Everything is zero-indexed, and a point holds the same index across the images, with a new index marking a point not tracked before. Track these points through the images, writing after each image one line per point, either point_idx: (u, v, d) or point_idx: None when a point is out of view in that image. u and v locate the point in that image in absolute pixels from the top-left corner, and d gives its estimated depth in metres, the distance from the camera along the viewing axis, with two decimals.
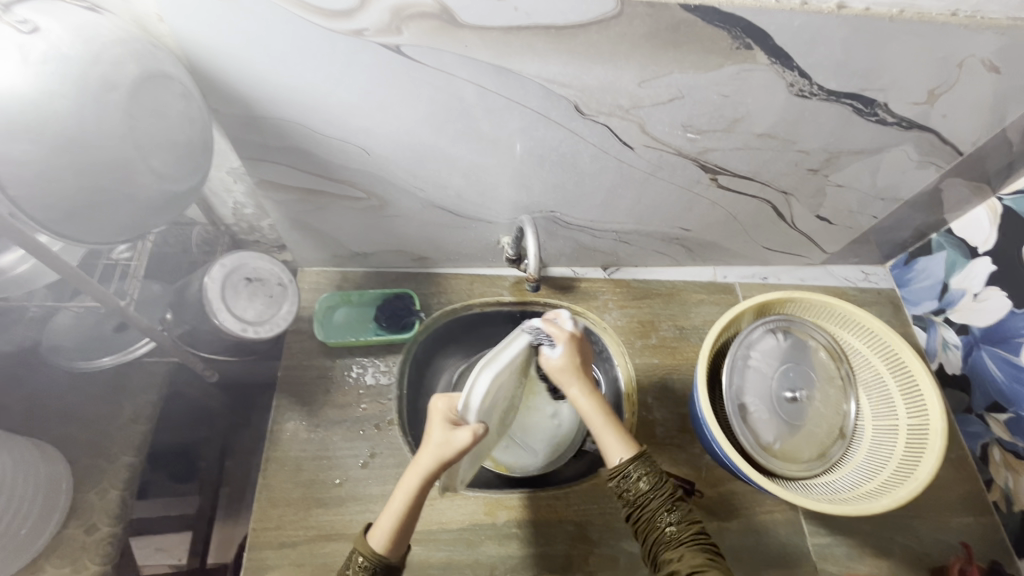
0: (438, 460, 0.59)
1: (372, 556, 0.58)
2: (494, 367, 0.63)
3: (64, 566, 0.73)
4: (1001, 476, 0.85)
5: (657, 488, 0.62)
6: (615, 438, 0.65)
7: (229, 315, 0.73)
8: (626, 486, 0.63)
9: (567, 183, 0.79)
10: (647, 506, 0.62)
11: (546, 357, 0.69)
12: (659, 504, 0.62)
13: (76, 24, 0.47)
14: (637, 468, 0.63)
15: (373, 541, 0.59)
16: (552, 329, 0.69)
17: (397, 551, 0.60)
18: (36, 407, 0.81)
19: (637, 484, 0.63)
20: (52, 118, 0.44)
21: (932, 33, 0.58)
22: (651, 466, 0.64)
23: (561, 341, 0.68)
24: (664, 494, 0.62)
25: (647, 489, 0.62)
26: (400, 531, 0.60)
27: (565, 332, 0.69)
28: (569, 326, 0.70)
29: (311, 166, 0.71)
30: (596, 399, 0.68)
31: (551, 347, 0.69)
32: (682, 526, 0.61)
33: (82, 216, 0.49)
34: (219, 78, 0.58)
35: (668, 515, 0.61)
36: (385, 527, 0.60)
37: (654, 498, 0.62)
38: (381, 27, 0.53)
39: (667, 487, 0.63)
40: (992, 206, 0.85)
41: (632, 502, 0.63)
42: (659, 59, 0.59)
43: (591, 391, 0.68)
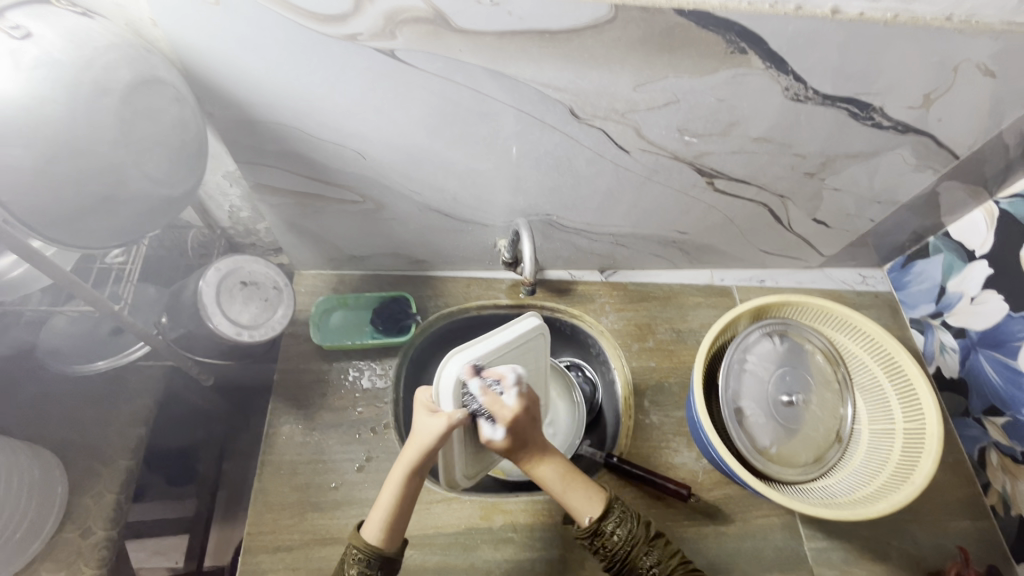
0: (422, 447, 0.62)
1: (367, 548, 0.60)
2: (467, 354, 0.63)
3: (59, 569, 0.73)
4: (998, 480, 0.85)
5: (631, 537, 0.63)
6: (578, 496, 0.65)
7: (224, 319, 0.73)
8: (600, 542, 0.63)
9: (563, 187, 0.79)
10: (626, 557, 0.63)
11: (488, 437, 0.62)
12: (638, 550, 0.63)
13: (67, 29, 0.47)
14: (608, 522, 0.63)
15: (366, 535, 0.61)
16: (493, 408, 0.61)
17: (392, 542, 0.61)
18: (32, 411, 0.81)
19: (611, 537, 0.63)
20: (43, 122, 0.44)
21: (927, 37, 0.58)
22: (620, 515, 0.64)
23: (503, 424, 0.61)
24: (640, 539, 0.63)
25: (621, 540, 0.63)
26: (394, 521, 0.61)
27: (506, 411, 0.61)
28: (510, 403, 0.61)
29: (306, 170, 0.71)
30: (551, 460, 0.66)
31: (491, 426, 0.61)
32: (664, 564, 0.62)
33: (75, 221, 0.49)
34: (214, 82, 0.58)
35: (648, 557, 0.62)
36: (378, 518, 0.61)
37: (630, 546, 0.63)
38: (375, 31, 0.53)
39: (641, 531, 0.64)
40: (989, 210, 0.85)
41: (608, 556, 0.63)
42: (654, 63, 0.59)
43: (544, 455, 0.65)
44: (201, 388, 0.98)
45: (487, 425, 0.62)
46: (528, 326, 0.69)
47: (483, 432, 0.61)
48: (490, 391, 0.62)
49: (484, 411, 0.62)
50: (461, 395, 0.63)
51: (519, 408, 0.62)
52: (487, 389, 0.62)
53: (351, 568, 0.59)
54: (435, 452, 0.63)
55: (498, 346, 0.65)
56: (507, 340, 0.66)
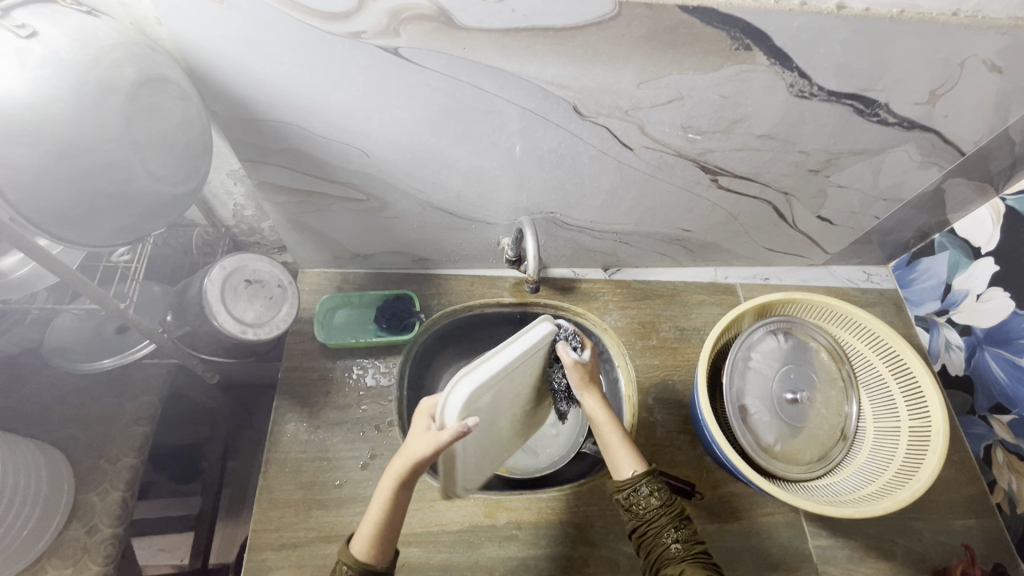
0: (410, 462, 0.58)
1: (354, 563, 0.58)
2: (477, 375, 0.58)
3: (65, 566, 0.73)
4: (1004, 479, 0.84)
5: (666, 506, 0.64)
6: (629, 446, 0.68)
7: (228, 317, 0.73)
8: (635, 499, 0.64)
9: (566, 184, 0.79)
10: (654, 521, 0.63)
11: (575, 358, 0.67)
12: (666, 521, 0.63)
13: (74, 28, 0.47)
14: (646, 484, 0.64)
15: (354, 549, 0.60)
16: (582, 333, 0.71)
17: (380, 557, 0.60)
18: (38, 409, 0.82)
19: (647, 498, 0.64)
20: (50, 122, 0.45)
21: (933, 32, 0.58)
22: (661, 484, 0.65)
23: (588, 346, 0.70)
24: (671, 513, 0.64)
25: (656, 504, 0.64)
26: (381, 535, 0.60)
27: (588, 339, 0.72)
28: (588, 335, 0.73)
29: (310, 168, 0.72)
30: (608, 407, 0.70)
31: (577, 349, 0.69)
32: (688, 544, 0.61)
33: (81, 219, 0.49)
34: (217, 80, 0.58)
35: (674, 532, 0.62)
36: (365, 532, 0.60)
37: (663, 513, 0.63)
38: (378, 29, 0.53)
39: (675, 506, 0.64)
40: (995, 206, 0.85)
41: (638, 516, 0.64)
42: (657, 60, 0.59)
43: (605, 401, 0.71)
44: (206, 386, 0.98)
45: (573, 349, 0.68)
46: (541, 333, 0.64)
47: (571, 350, 0.67)
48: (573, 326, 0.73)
49: (570, 336, 0.69)
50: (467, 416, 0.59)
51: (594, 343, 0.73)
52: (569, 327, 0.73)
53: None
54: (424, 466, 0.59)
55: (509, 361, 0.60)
56: (518, 354, 0.62)
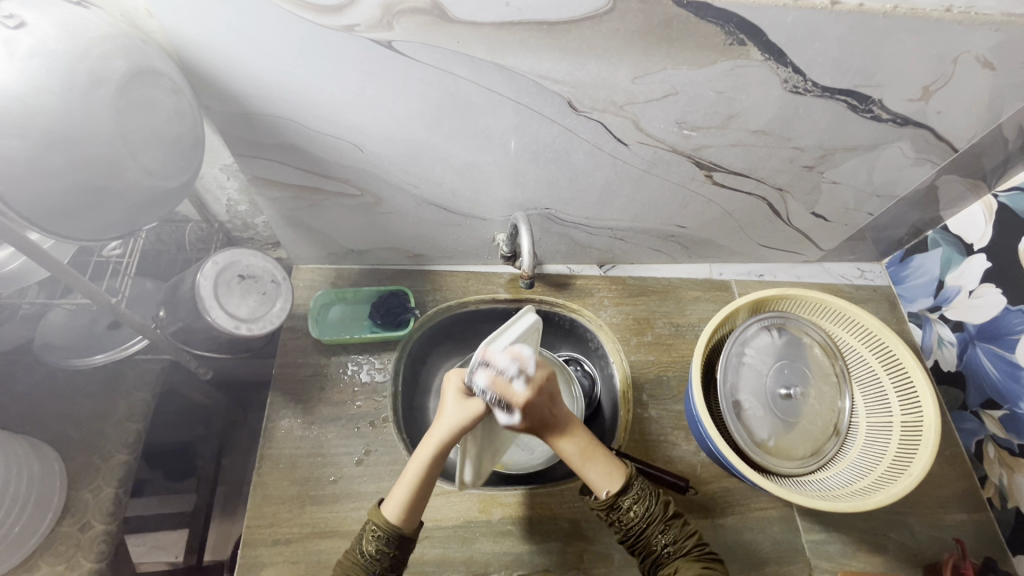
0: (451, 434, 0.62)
1: (386, 525, 0.61)
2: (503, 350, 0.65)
3: (58, 563, 0.73)
4: (995, 473, 0.85)
5: (648, 515, 0.64)
6: (596, 471, 0.65)
7: (221, 312, 0.72)
8: (618, 516, 0.65)
9: (561, 180, 0.78)
10: (640, 533, 0.64)
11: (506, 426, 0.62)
12: (653, 529, 0.64)
13: (63, 18, 0.46)
14: (625, 500, 0.64)
15: (386, 511, 0.62)
16: (503, 394, 0.60)
17: (409, 522, 0.62)
18: (30, 406, 0.81)
19: (628, 513, 0.64)
20: (39, 113, 0.44)
21: (926, 29, 0.58)
22: (639, 492, 0.65)
23: (516, 411, 0.60)
24: (656, 518, 0.64)
25: (637, 517, 0.64)
26: (412, 502, 0.62)
27: (518, 397, 0.60)
28: (520, 389, 0.60)
29: (304, 163, 0.71)
30: (571, 435, 0.66)
31: (507, 413, 0.61)
32: (678, 544, 0.63)
33: (72, 214, 0.49)
34: (210, 73, 0.58)
35: (662, 536, 0.64)
36: (398, 497, 0.62)
37: (646, 523, 0.64)
38: (372, 22, 0.53)
39: (658, 511, 0.65)
40: (988, 203, 0.85)
41: (623, 530, 0.65)
42: (652, 54, 0.59)
43: (564, 430, 0.66)
44: (200, 382, 0.98)
45: (500, 415, 0.61)
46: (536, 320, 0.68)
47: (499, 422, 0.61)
48: (502, 376, 0.60)
49: (495, 400, 0.60)
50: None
51: (530, 393, 0.60)
52: (496, 378, 0.60)
53: (370, 545, 0.61)
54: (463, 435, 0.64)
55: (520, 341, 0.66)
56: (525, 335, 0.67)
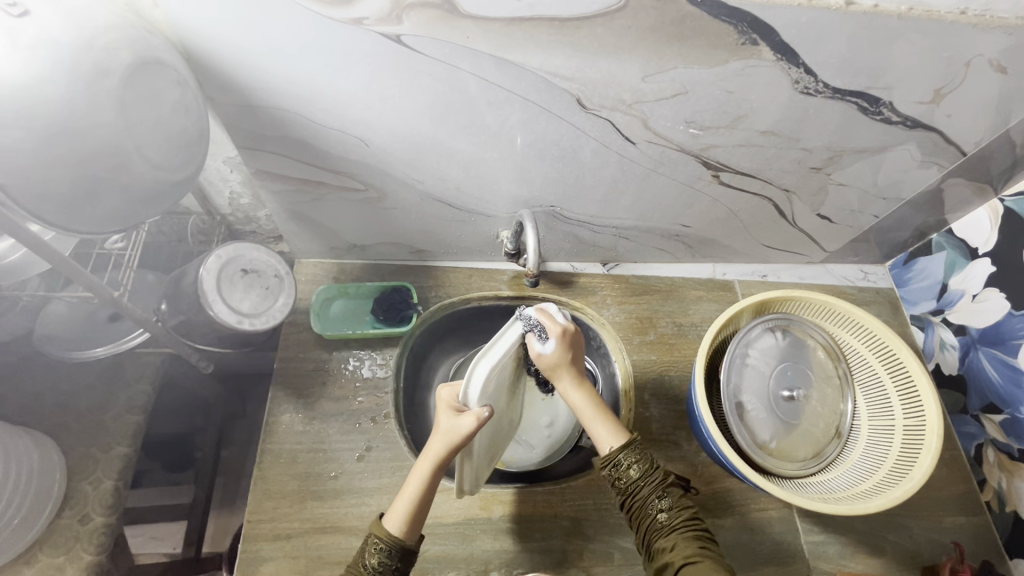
0: (449, 446, 0.60)
1: (388, 538, 0.60)
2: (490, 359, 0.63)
3: (57, 555, 0.73)
4: (994, 477, 0.85)
5: (647, 477, 0.63)
6: (606, 424, 0.66)
7: (225, 306, 0.72)
8: (618, 474, 0.64)
9: (567, 178, 0.78)
10: (639, 494, 0.63)
11: (538, 353, 0.65)
12: (650, 492, 0.63)
13: (67, 8, 0.45)
14: (626, 457, 0.64)
15: (388, 523, 0.61)
16: (545, 321, 0.66)
17: (413, 535, 0.61)
18: (29, 398, 0.81)
19: (628, 471, 0.64)
20: (43, 104, 0.43)
21: (939, 31, 0.57)
22: (641, 454, 0.65)
23: (555, 337, 0.65)
24: (654, 482, 0.63)
25: (637, 476, 0.63)
26: (414, 515, 0.61)
27: (557, 326, 0.66)
28: (562, 319, 0.66)
29: (309, 157, 0.71)
30: (586, 387, 0.68)
31: (542, 340, 0.65)
32: (674, 513, 0.61)
33: (74, 207, 0.49)
34: (215, 64, 0.57)
35: (659, 502, 0.62)
36: (399, 511, 0.61)
37: (645, 485, 0.63)
38: (381, 16, 0.52)
39: (658, 475, 0.64)
40: (993, 207, 0.85)
41: (624, 490, 0.64)
42: (663, 52, 0.58)
43: (580, 381, 0.68)
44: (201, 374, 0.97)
45: (538, 339, 0.65)
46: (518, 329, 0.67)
47: (534, 348, 0.65)
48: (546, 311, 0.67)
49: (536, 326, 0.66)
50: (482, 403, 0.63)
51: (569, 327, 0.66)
52: (541, 313, 0.67)
53: (372, 557, 0.59)
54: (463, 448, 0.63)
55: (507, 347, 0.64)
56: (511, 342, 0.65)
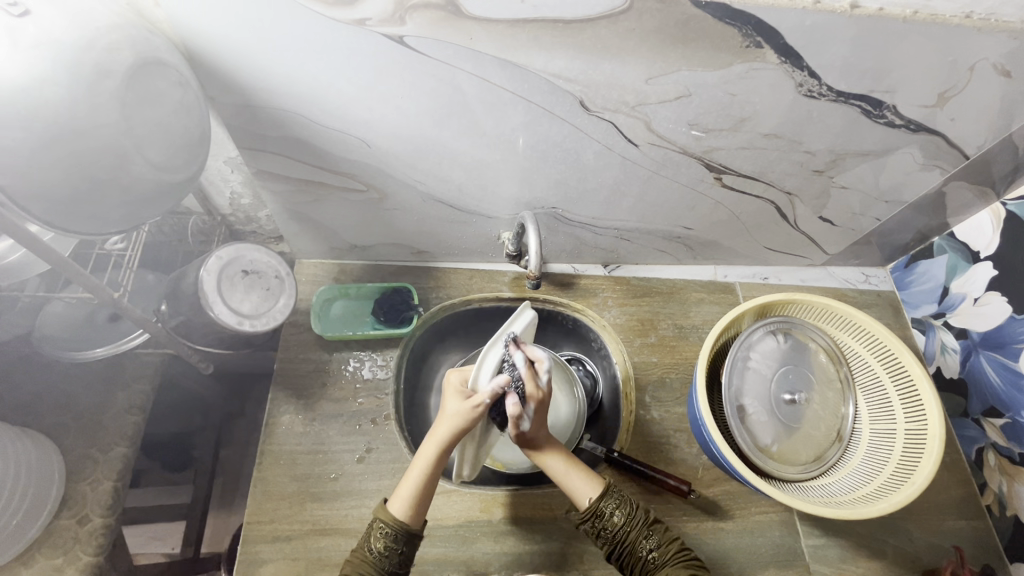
0: (458, 426, 0.63)
1: (394, 523, 0.61)
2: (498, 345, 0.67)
3: (56, 556, 0.72)
4: (995, 481, 0.85)
5: (631, 520, 0.65)
6: (578, 479, 0.68)
7: (225, 307, 0.71)
8: (601, 524, 0.65)
9: (569, 180, 0.78)
10: (626, 539, 0.64)
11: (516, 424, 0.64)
12: (637, 534, 0.64)
13: (69, 8, 0.45)
14: (607, 504, 0.65)
15: (393, 508, 0.62)
16: (527, 387, 0.64)
17: (417, 519, 0.63)
18: (28, 398, 0.80)
19: (612, 520, 0.65)
20: (44, 105, 0.43)
21: (944, 34, 0.57)
22: (620, 499, 0.66)
23: (534, 406, 0.65)
24: (639, 523, 0.65)
25: (621, 522, 0.64)
26: (419, 499, 0.63)
27: (538, 392, 0.65)
28: (543, 383, 0.65)
29: (310, 158, 0.70)
30: (556, 446, 0.69)
31: (520, 411, 0.65)
32: (663, 548, 0.64)
33: (75, 209, 0.48)
34: (217, 64, 0.57)
35: (647, 541, 0.64)
36: (404, 495, 0.62)
37: (630, 528, 0.65)
38: (384, 17, 0.52)
39: (640, 515, 0.66)
40: (996, 210, 0.85)
41: (609, 539, 0.65)
42: (667, 55, 0.58)
43: (549, 441, 0.69)
44: (200, 374, 0.97)
45: (518, 412, 0.64)
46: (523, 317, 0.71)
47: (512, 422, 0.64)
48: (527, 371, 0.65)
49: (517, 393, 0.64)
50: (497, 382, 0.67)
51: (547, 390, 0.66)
52: (526, 372, 0.65)
53: (378, 541, 0.61)
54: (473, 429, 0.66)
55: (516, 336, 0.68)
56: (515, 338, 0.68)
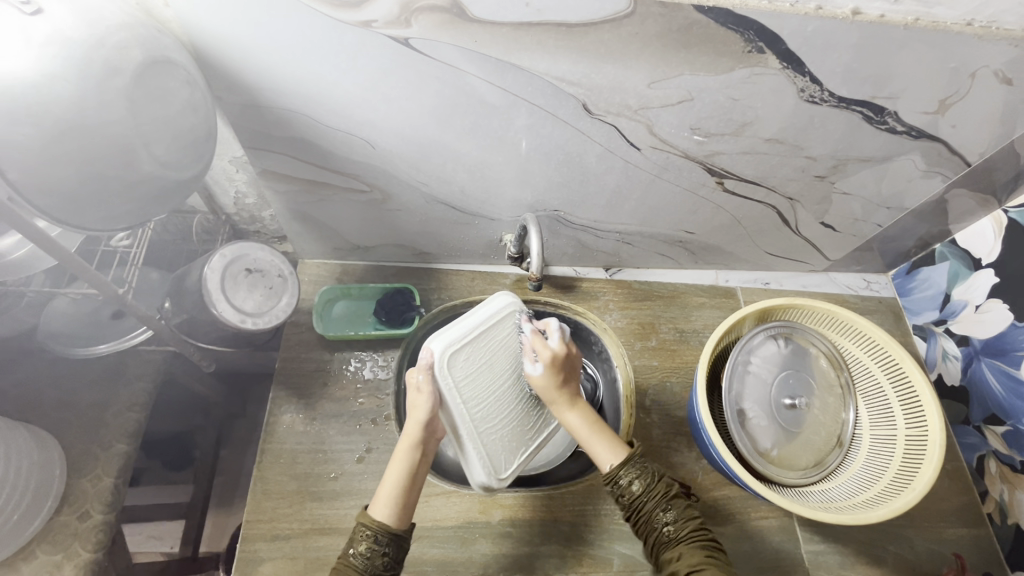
0: (420, 418, 0.65)
1: (376, 525, 0.59)
2: (444, 335, 0.69)
3: (56, 552, 0.72)
4: (996, 489, 0.85)
5: (650, 490, 0.62)
6: (602, 444, 0.66)
7: (228, 306, 0.72)
8: (620, 490, 0.63)
9: (571, 182, 0.78)
10: (642, 508, 0.62)
11: (530, 374, 0.70)
12: (654, 504, 0.62)
13: (79, 6, 0.46)
14: (628, 474, 0.63)
15: (374, 512, 0.61)
16: (535, 344, 0.70)
17: (402, 521, 0.61)
18: (31, 394, 0.81)
19: (630, 488, 0.63)
20: (54, 101, 0.44)
21: (945, 42, 0.58)
22: (642, 469, 0.64)
23: (544, 361, 0.69)
24: (657, 495, 0.62)
25: (640, 491, 0.62)
26: (401, 499, 0.62)
27: (549, 349, 0.69)
28: (555, 343, 0.70)
29: (313, 157, 0.71)
30: (580, 408, 0.69)
31: (533, 362, 0.70)
32: (679, 524, 0.61)
33: (83, 203, 0.49)
34: (223, 65, 0.57)
35: (664, 514, 0.61)
36: (385, 497, 0.62)
37: (649, 499, 0.62)
38: (390, 19, 0.52)
39: (661, 487, 0.63)
40: (997, 218, 0.85)
41: (627, 505, 0.63)
42: (670, 60, 0.58)
43: (575, 403, 0.69)
44: (202, 373, 0.97)
45: (532, 362, 0.70)
46: (500, 304, 0.75)
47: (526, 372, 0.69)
48: (540, 335, 0.71)
49: (529, 349, 0.71)
50: (447, 376, 0.68)
51: (561, 350, 0.70)
52: (535, 333, 0.72)
53: (360, 545, 0.59)
54: (436, 418, 0.67)
55: (469, 325, 0.71)
56: (470, 325, 0.71)
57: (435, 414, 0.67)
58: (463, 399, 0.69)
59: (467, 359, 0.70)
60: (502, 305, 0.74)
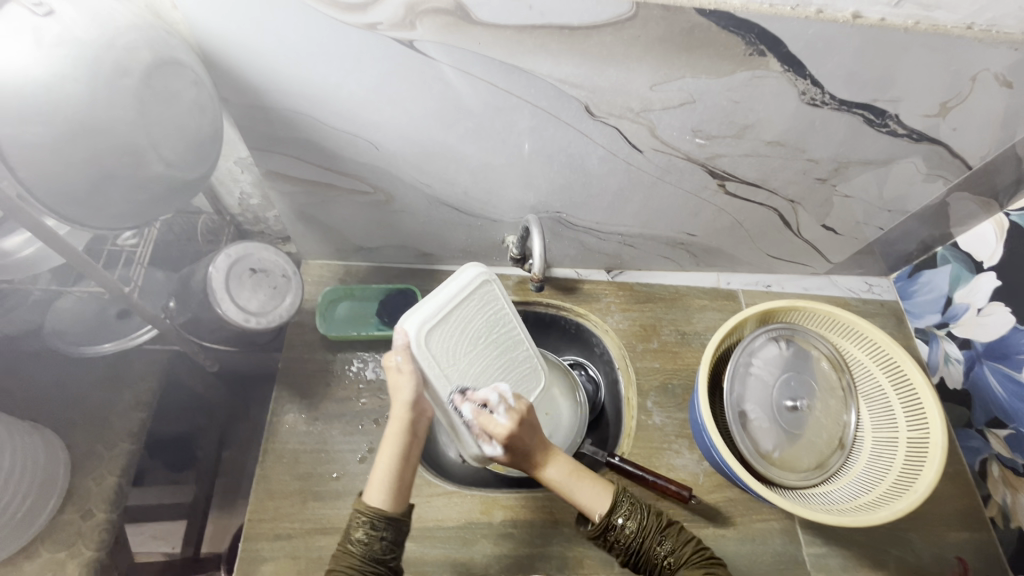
0: (405, 399, 0.64)
1: (371, 511, 0.60)
2: (419, 310, 0.65)
3: (59, 550, 0.73)
4: (999, 493, 0.85)
5: (643, 528, 0.63)
6: (585, 493, 0.65)
7: (232, 305, 0.73)
8: (613, 537, 0.64)
9: (573, 185, 0.79)
10: (641, 546, 0.63)
11: (490, 455, 0.65)
12: (651, 541, 0.63)
13: (91, 9, 0.46)
14: (618, 517, 0.64)
15: (369, 499, 0.61)
16: (483, 425, 0.64)
17: (397, 505, 0.61)
18: (36, 393, 0.81)
19: (624, 531, 0.63)
20: (65, 102, 0.44)
21: (945, 45, 0.58)
22: (630, 508, 0.64)
23: (498, 441, 0.64)
24: (651, 530, 0.63)
25: (635, 533, 0.63)
26: (394, 483, 0.62)
27: (500, 428, 0.63)
28: (502, 421, 0.64)
29: (318, 159, 0.71)
30: (554, 460, 0.67)
31: (490, 444, 0.65)
32: (679, 551, 0.62)
33: (91, 201, 0.50)
34: (228, 66, 0.58)
35: (661, 546, 0.63)
36: (377, 483, 0.62)
37: (644, 536, 0.63)
38: (395, 21, 0.53)
39: (652, 521, 0.64)
40: (999, 222, 0.85)
41: (624, 548, 0.64)
42: (672, 62, 0.59)
43: (546, 458, 0.67)
44: (205, 374, 0.98)
45: (488, 444, 0.65)
46: (471, 274, 0.70)
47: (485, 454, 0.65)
48: (482, 414, 0.65)
49: (477, 432, 0.65)
50: (427, 353, 0.65)
51: (513, 425, 0.64)
52: (478, 412, 0.65)
53: (357, 532, 0.59)
54: (422, 397, 0.65)
55: (445, 297, 0.67)
56: (447, 296, 0.67)
57: (421, 390, 0.65)
58: (445, 374, 0.66)
59: (444, 335, 0.67)
60: (473, 275, 0.70)
